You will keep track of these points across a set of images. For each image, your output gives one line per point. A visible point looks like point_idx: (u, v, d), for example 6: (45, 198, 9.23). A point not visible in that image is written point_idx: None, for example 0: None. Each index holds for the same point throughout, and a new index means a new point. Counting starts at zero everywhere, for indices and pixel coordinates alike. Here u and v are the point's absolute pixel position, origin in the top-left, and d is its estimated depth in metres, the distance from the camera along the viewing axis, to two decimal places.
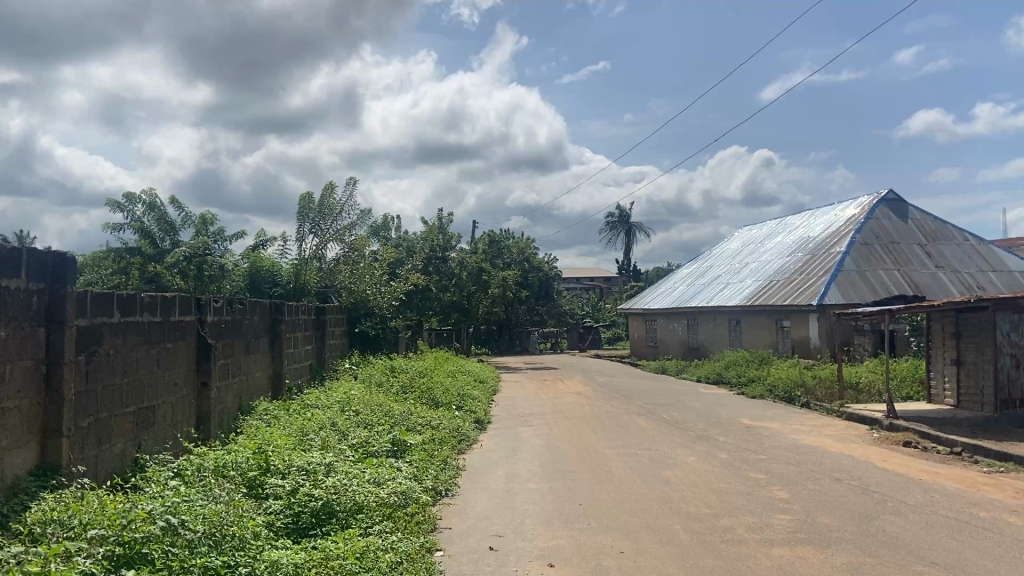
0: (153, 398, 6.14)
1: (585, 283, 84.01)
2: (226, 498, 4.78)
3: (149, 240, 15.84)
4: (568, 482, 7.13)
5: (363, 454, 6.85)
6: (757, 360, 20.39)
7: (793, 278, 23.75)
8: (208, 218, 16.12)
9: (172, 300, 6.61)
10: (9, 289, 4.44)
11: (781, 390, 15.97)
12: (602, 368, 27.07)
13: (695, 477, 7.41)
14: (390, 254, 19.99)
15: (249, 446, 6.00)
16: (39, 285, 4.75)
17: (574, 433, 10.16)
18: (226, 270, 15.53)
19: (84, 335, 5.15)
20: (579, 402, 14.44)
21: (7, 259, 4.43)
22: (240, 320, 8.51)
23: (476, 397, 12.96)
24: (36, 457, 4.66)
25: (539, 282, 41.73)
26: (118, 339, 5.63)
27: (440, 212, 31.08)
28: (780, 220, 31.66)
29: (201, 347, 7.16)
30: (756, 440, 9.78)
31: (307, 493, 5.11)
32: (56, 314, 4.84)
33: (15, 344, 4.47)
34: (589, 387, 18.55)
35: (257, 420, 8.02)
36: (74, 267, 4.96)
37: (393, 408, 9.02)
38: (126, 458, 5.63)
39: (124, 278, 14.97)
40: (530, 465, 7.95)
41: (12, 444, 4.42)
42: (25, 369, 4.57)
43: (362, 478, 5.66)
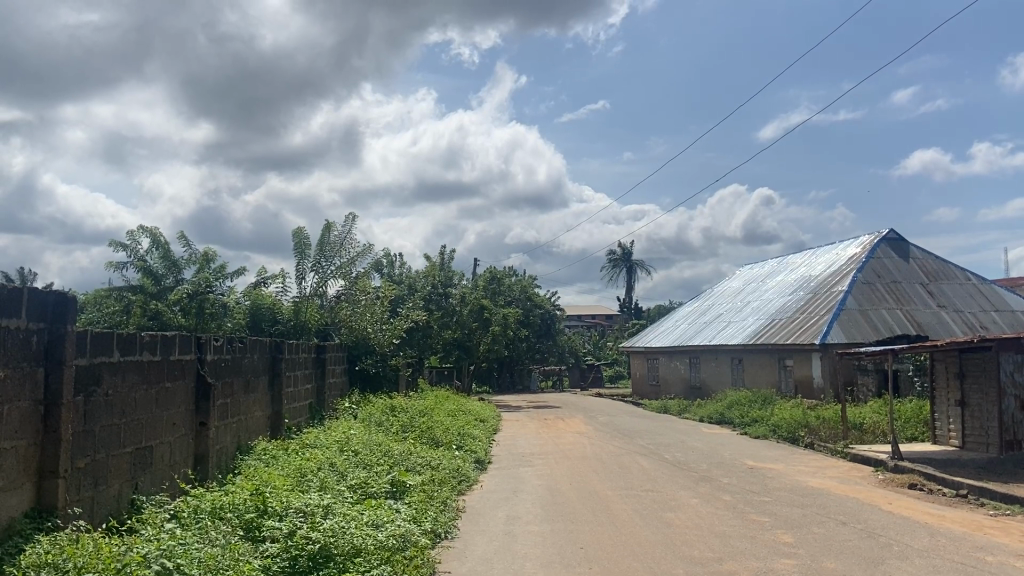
0: (151, 437, 6.10)
1: (588, 321, 84.01)
2: (223, 541, 4.72)
3: (151, 277, 15.87)
4: (569, 524, 7.06)
5: (362, 495, 6.77)
6: (760, 399, 20.27)
7: (795, 316, 23.71)
8: (211, 255, 16.15)
9: (173, 338, 6.59)
10: (8, 329, 4.42)
11: (785, 430, 15.86)
12: (604, 407, 26.91)
13: (697, 520, 7.31)
14: (392, 291, 20.03)
15: (247, 487, 5.93)
16: (39, 324, 4.74)
17: (576, 474, 10.07)
18: (227, 308, 15.52)
19: (82, 375, 5.12)
20: (581, 443, 14.33)
21: (8, 300, 4.43)
22: (241, 359, 8.48)
23: (477, 436, 12.87)
24: (32, 498, 4.61)
25: (540, 318, 41.68)
26: (117, 378, 5.60)
27: (442, 248, 31.30)
28: (782, 258, 31.73)
29: (200, 387, 7.13)
30: (760, 482, 9.67)
31: (304, 536, 5.03)
32: (54, 354, 4.82)
33: (13, 384, 4.45)
34: (590, 426, 18.44)
35: (256, 461, 7.96)
36: (74, 306, 4.95)
37: (392, 448, 8.95)
38: (122, 499, 5.56)
39: (126, 316, 14.97)
40: (531, 507, 7.86)
41: (9, 485, 4.37)
42: (22, 411, 4.52)
43: (361, 521, 5.58)
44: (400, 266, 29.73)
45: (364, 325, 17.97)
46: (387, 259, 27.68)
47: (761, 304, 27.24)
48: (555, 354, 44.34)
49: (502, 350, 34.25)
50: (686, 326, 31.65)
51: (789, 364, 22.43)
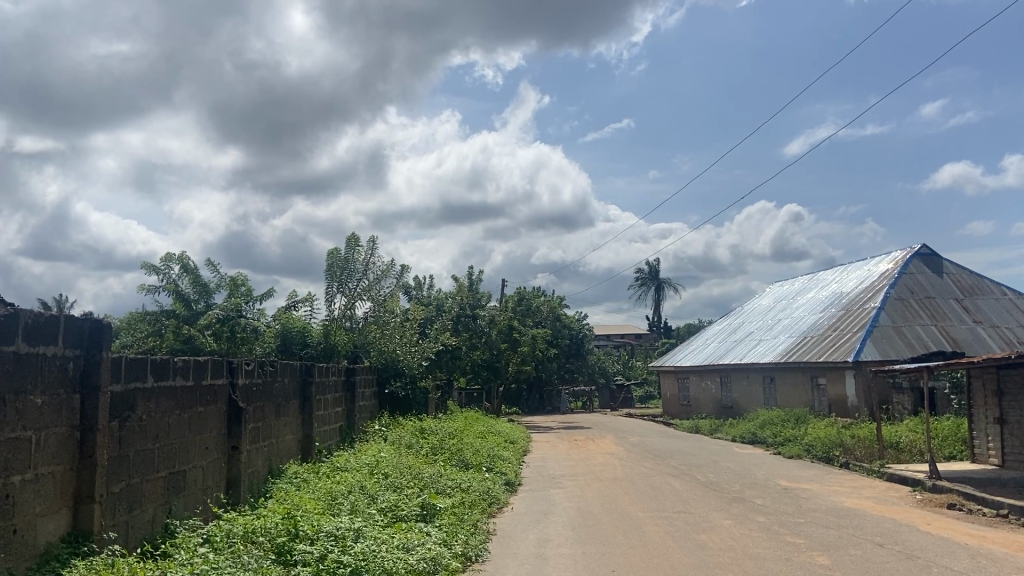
0: (184, 461, 6.15)
1: (618, 340, 83.79)
2: (255, 565, 4.73)
3: (183, 302, 16.08)
4: (601, 547, 6.99)
5: (393, 518, 6.78)
6: (793, 418, 20.00)
7: (827, 334, 23.46)
8: (240, 279, 16.33)
9: (205, 363, 6.66)
10: (45, 356, 4.49)
11: (819, 450, 15.65)
12: (635, 427, 26.71)
13: (731, 541, 7.22)
14: (420, 312, 20.10)
15: (279, 510, 5.96)
16: (75, 351, 4.81)
17: (608, 496, 9.99)
18: (259, 331, 15.67)
19: (117, 401, 5.18)
20: (612, 463, 14.23)
21: (45, 327, 4.50)
22: (272, 383, 8.55)
23: (507, 458, 12.84)
24: (69, 523, 4.65)
25: (568, 337, 41.57)
26: (151, 404, 5.66)
27: (471, 269, 31.43)
28: (813, 274, 31.42)
29: (231, 411, 7.18)
30: (794, 503, 9.53)
31: (335, 560, 5.03)
32: (90, 380, 4.88)
33: (50, 411, 4.51)
34: (621, 447, 18.31)
35: (287, 484, 8.00)
36: (110, 333, 5.01)
37: (423, 471, 8.96)
38: (156, 524, 5.60)
39: (158, 340, 15.17)
40: (562, 529, 7.80)
41: (45, 510, 4.42)
42: (60, 436, 4.60)
43: (391, 544, 5.58)
44: (427, 288, 29.88)
45: (394, 347, 18.04)
46: (415, 281, 27.84)
47: (792, 322, 26.96)
48: (584, 374, 44.17)
49: (530, 369, 34.18)
50: (716, 344, 31.40)
51: (822, 382, 22.15)
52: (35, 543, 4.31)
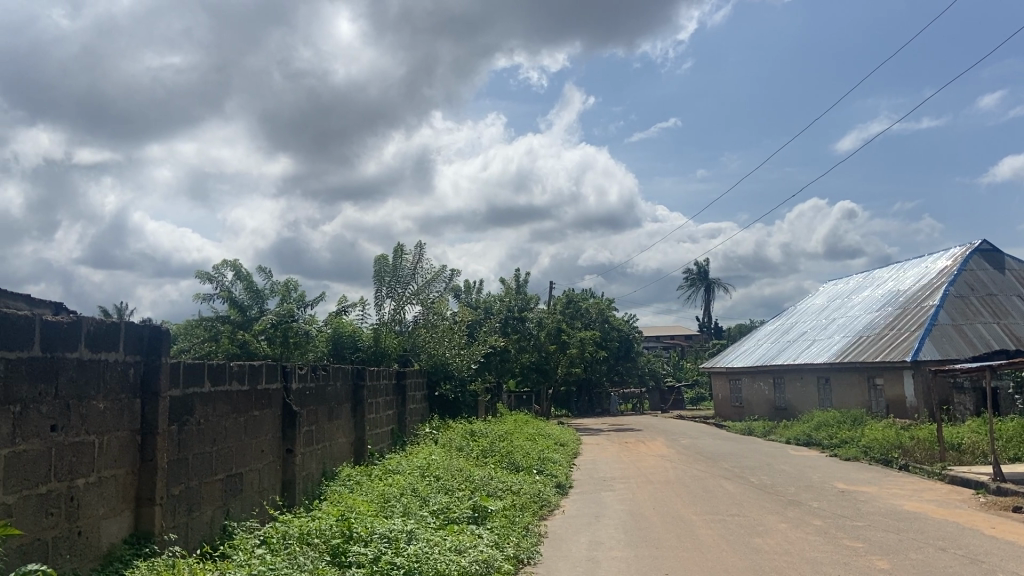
0: (241, 464, 6.27)
1: (667, 342, 83.19)
2: (311, 566, 4.80)
3: (238, 308, 16.43)
4: (654, 550, 6.92)
5: (445, 520, 6.82)
6: (850, 420, 19.60)
7: (883, 333, 22.94)
8: (292, 284, 16.61)
9: (260, 367, 6.78)
10: (107, 362, 4.61)
11: (878, 452, 15.31)
12: (687, 428, 26.47)
13: (787, 545, 7.09)
14: (469, 314, 20.20)
15: (333, 512, 6.04)
16: (136, 357, 4.93)
17: (660, 499, 9.90)
18: (311, 335, 15.89)
19: (176, 406, 5.30)
20: (664, 465, 14.11)
21: (107, 334, 4.62)
22: (325, 387, 8.67)
23: (557, 461, 12.80)
24: (131, 525, 4.78)
25: (618, 339, 41.35)
26: (209, 408, 5.79)
27: (518, 272, 31.57)
28: (868, 273, 30.75)
29: (286, 415, 7.30)
30: (852, 506, 9.32)
31: (389, 562, 5.07)
32: (150, 385, 5.01)
33: (113, 416, 4.64)
34: (673, 449, 18.17)
35: (340, 486, 8.11)
36: (168, 339, 5.13)
37: (474, 473, 9.00)
38: (215, 525, 5.72)
39: (214, 346, 15.53)
40: (614, 532, 7.76)
41: (109, 512, 4.54)
42: (122, 440, 4.72)
43: (444, 546, 5.59)
44: (476, 291, 30.07)
45: (444, 350, 18.17)
46: (464, 285, 28.05)
47: (847, 322, 26.45)
48: (632, 376, 43.90)
49: (578, 371, 34.12)
50: (769, 345, 30.90)
51: (879, 382, 21.67)
52: (99, 543, 4.44)
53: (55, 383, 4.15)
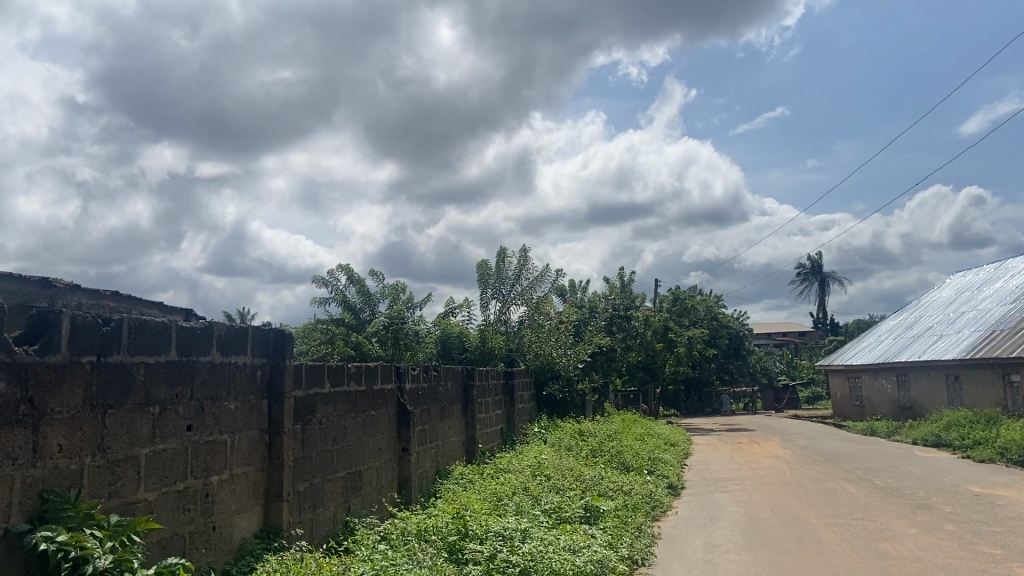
0: (360, 462, 6.50)
1: (780, 339, 80.46)
2: (429, 562, 4.92)
3: (350, 311, 16.89)
4: (774, 554, 6.74)
5: (558, 520, 6.85)
6: (983, 420, 18.49)
7: (1018, 327, 21.48)
8: (400, 286, 16.99)
9: (375, 368, 7.00)
10: (236, 364, 4.87)
11: (1016, 454, 14.36)
12: (802, 429, 25.57)
13: (917, 550, 6.75)
14: (574, 314, 20.24)
15: (448, 510, 6.18)
16: (262, 359, 5.18)
17: (778, 501, 9.63)
18: (421, 336, 16.15)
19: (300, 406, 5.55)
20: (779, 467, 13.69)
21: (235, 338, 4.87)
22: (437, 387, 8.89)
23: (668, 461, 12.63)
24: (261, 519, 5.03)
25: (726, 338, 40.39)
26: (330, 408, 6.02)
27: (621, 270, 31.43)
28: (999, 263, 28.85)
29: (401, 414, 7.51)
30: (989, 511, 8.78)
31: (505, 560, 5.13)
32: (276, 386, 5.25)
33: (242, 415, 4.89)
34: (790, 449, 17.64)
35: (453, 484, 8.29)
36: (291, 341, 5.35)
37: (584, 473, 9.02)
38: (338, 521, 5.95)
39: (330, 348, 16.18)
40: (731, 534, 7.60)
41: (241, 508, 4.80)
42: (251, 439, 4.97)
43: (558, 545, 5.61)
44: (580, 291, 30.12)
45: (550, 349, 18.23)
46: (569, 284, 28.12)
47: (977, 316, 24.92)
48: (740, 375, 42.79)
49: (685, 370, 33.57)
50: (889, 343, 29.43)
51: (1016, 380, 20.33)
52: (233, 538, 4.69)
53: (189, 385, 4.41)
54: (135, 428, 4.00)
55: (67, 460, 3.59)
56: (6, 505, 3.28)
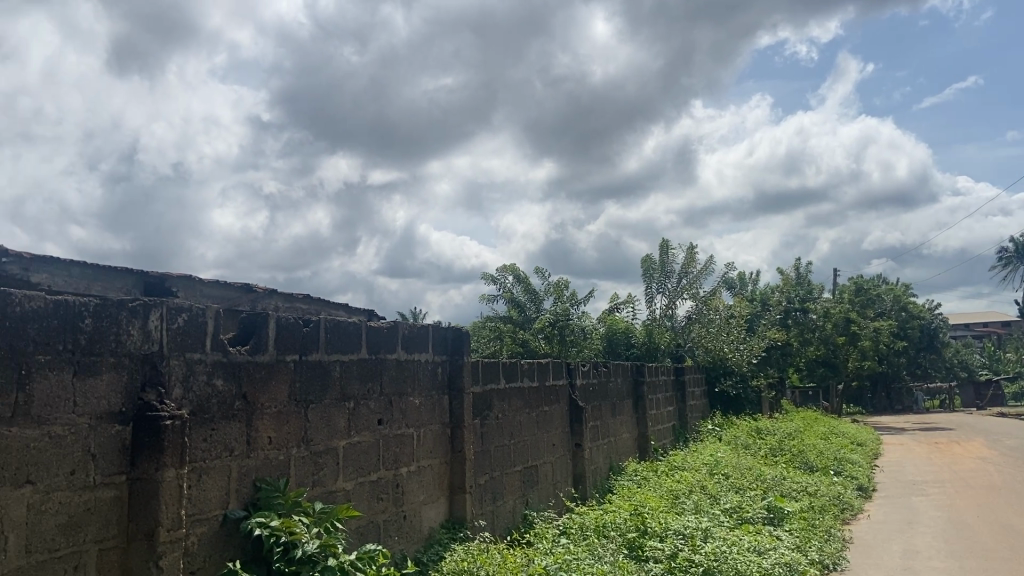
0: (535, 457, 6.61)
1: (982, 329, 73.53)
2: (611, 558, 4.97)
3: (517, 308, 16.92)
4: (984, 563, 6.19)
5: (739, 520, 6.68)
6: None
7: None
8: (564, 283, 17.21)
9: (546, 364, 7.09)
10: (420, 362, 5.13)
11: None
12: (1005, 429, 23.36)
13: None
14: (746, 307, 19.73)
15: (625, 506, 6.18)
16: (443, 357, 5.40)
17: (984, 506, 8.85)
18: (586, 334, 16.52)
19: (479, 401, 5.74)
20: (987, 470, 12.50)
21: (418, 337, 5.12)
22: (607, 383, 8.89)
23: (857, 462, 11.91)
24: (446, 510, 5.26)
25: (916, 330, 37.52)
26: (505, 403, 6.16)
27: (796, 262, 30.29)
28: None
29: (573, 410, 7.58)
30: None
31: (687, 559, 5.04)
32: (456, 383, 5.46)
33: (427, 410, 5.14)
34: (1002, 450, 16.18)
35: (629, 480, 8.28)
36: (467, 340, 5.52)
37: (765, 473, 8.79)
38: (517, 514, 6.09)
39: (499, 345, 16.66)
40: (932, 541, 7.06)
41: (428, 499, 5.04)
42: (435, 433, 5.21)
43: (742, 546, 5.48)
44: (750, 283, 29.49)
45: (722, 345, 17.82)
46: (739, 276, 27.59)
47: None
48: (931, 369, 39.34)
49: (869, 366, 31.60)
50: None
51: None
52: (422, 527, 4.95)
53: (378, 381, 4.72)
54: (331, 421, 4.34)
55: (274, 450, 4.00)
56: (224, 493, 3.71)
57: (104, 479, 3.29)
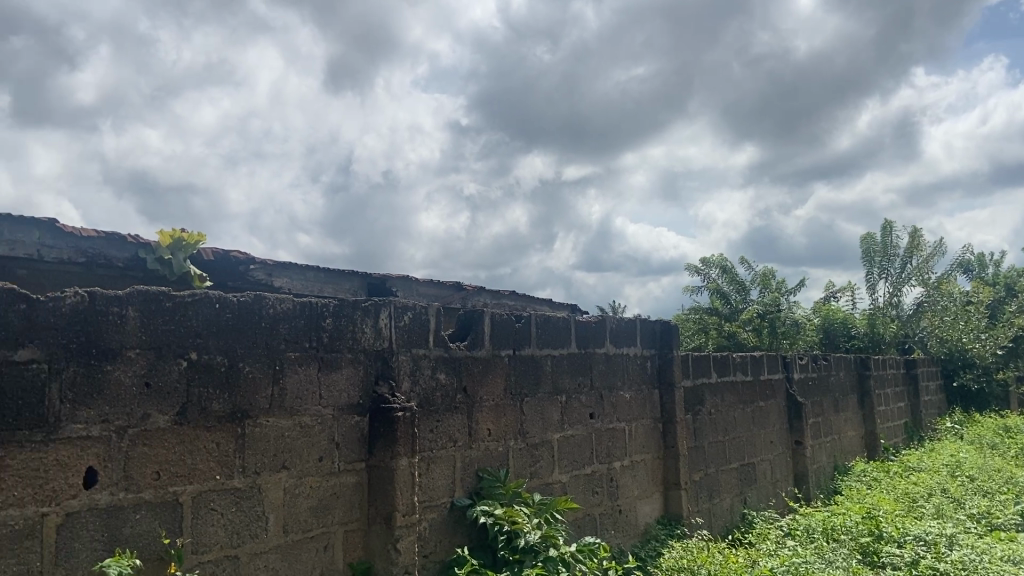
0: (752, 454, 8.05)
1: None
2: (844, 564, 5.19)
3: (723, 300, 16.86)
4: None
5: (987, 526, 6.16)
6: None
7: None
8: (771, 272, 16.68)
9: (760, 361, 8.54)
10: (629, 355, 6.31)
11: None
12: None
13: None
14: (985, 292, 18.43)
15: (859, 510, 6.55)
16: (652, 350, 6.61)
17: None
18: (799, 325, 16.06)
19: (689, 396, 7.02)
20: None
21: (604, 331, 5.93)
22: (828, 377, 10.41)
23: None
24: (663, 507, 6.49)
25: None
26: (717, 399, 7.51)
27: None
28: None
29: (790, 405, 9.14)
30: None
31: (930, 566, 4.89)
32: (665, 376, 6.67)
33: (637, 405, 6.33)
34: None
35: (854, 480, 9.60)
36: (675, 331, 6.70)
37: (1016, 474, 7.98)
38: (734, 512, 7.49)
39: (705, 340, 16.60)
40: None
41: (643, 495, 6.24)
42: (647, 425, 6.38)
43: (996, 556, 4.99)
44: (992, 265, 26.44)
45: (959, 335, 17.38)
46: (981, 256, 25.01)
47: None
48: None
49: None
50: None
51: None
52: (640, 522, 6.15)
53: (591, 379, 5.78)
54: (552, 418, 5.39)
55: (493, 443, 4.85)
56: (451, 481, 4.52)
57: (347, 466, 4.14)
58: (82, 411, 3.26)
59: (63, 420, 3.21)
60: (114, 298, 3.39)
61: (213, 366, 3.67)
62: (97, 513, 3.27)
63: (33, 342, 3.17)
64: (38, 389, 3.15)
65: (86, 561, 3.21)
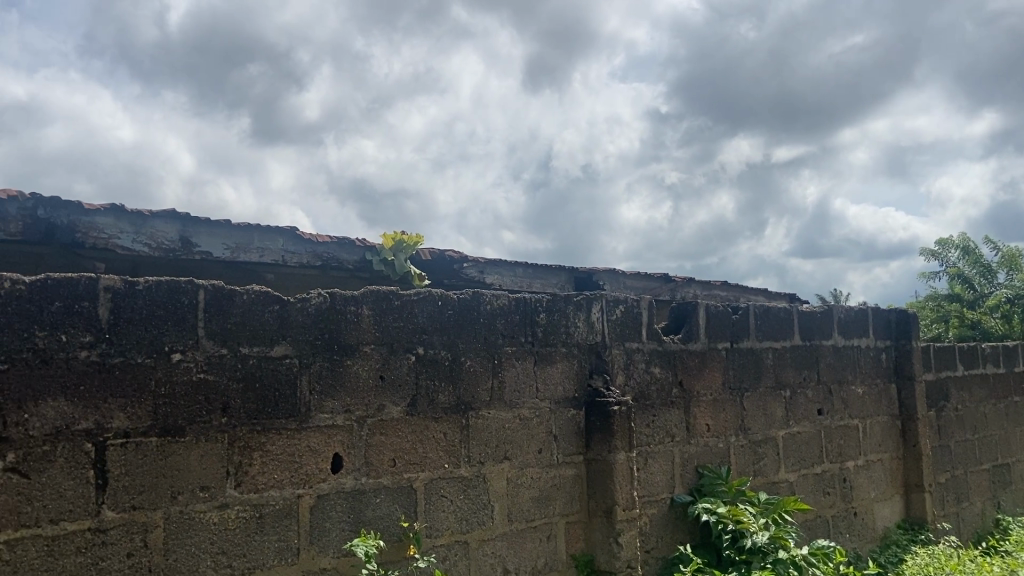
0: (1009, 454, 7.74)
1: None
2: None
3: (967, 286, 15.55)
4: None
5: None
6: None
7: None
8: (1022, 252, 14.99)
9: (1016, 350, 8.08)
10: (861, 347, 6.50)
11: None
12: None
13: None
14: None
15: None
16: (887, 341, 6.78)
17: None
18: None
19: (932, 391, 7.00)
20: None
21: (826, 322, 6.14)
22: None
23: None
24: (904, 511, 6.61)
25: None
26: (964, 394, 7.33)
27: None
28: None
29: None
30: None
31: None
32: (903, 368, 6.79)
33: (870, 402, 6.49)
34: None
35: None
36: (913, 322, 6.80)
37: None
38: (988, 516, 7.35)
39: (944, 329, 15.43)
40: None
41: (881, 499, 6.43)
42: (882, 422, 6.55)
43: None
44: None
45: None
46: None
47: None
48: None
49: None
50: None
51: None
52: (879, 524, 6.37)
53: (818, 375, 6.05)
54: (776, 414, 5.68)
55: (712, 438, 5.22)
56: (669, 476, 4.92)
57: (566, 458, 4.51)
58: (328, 402, 3.83)
59: (313, 409, 3.80)
60: (350, 299, 3.92)
61: (438, 360, 4.12)
62: (343, 495, 3.81)
63: (287, 339, 3.79)
64: (291, 382, 3.77)
65: (336, 539, 3.78)
